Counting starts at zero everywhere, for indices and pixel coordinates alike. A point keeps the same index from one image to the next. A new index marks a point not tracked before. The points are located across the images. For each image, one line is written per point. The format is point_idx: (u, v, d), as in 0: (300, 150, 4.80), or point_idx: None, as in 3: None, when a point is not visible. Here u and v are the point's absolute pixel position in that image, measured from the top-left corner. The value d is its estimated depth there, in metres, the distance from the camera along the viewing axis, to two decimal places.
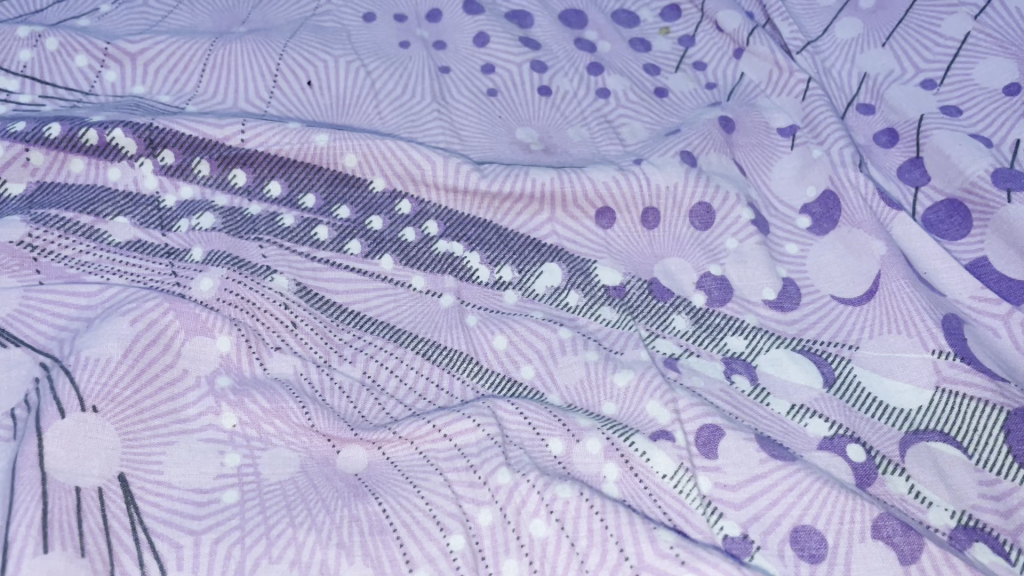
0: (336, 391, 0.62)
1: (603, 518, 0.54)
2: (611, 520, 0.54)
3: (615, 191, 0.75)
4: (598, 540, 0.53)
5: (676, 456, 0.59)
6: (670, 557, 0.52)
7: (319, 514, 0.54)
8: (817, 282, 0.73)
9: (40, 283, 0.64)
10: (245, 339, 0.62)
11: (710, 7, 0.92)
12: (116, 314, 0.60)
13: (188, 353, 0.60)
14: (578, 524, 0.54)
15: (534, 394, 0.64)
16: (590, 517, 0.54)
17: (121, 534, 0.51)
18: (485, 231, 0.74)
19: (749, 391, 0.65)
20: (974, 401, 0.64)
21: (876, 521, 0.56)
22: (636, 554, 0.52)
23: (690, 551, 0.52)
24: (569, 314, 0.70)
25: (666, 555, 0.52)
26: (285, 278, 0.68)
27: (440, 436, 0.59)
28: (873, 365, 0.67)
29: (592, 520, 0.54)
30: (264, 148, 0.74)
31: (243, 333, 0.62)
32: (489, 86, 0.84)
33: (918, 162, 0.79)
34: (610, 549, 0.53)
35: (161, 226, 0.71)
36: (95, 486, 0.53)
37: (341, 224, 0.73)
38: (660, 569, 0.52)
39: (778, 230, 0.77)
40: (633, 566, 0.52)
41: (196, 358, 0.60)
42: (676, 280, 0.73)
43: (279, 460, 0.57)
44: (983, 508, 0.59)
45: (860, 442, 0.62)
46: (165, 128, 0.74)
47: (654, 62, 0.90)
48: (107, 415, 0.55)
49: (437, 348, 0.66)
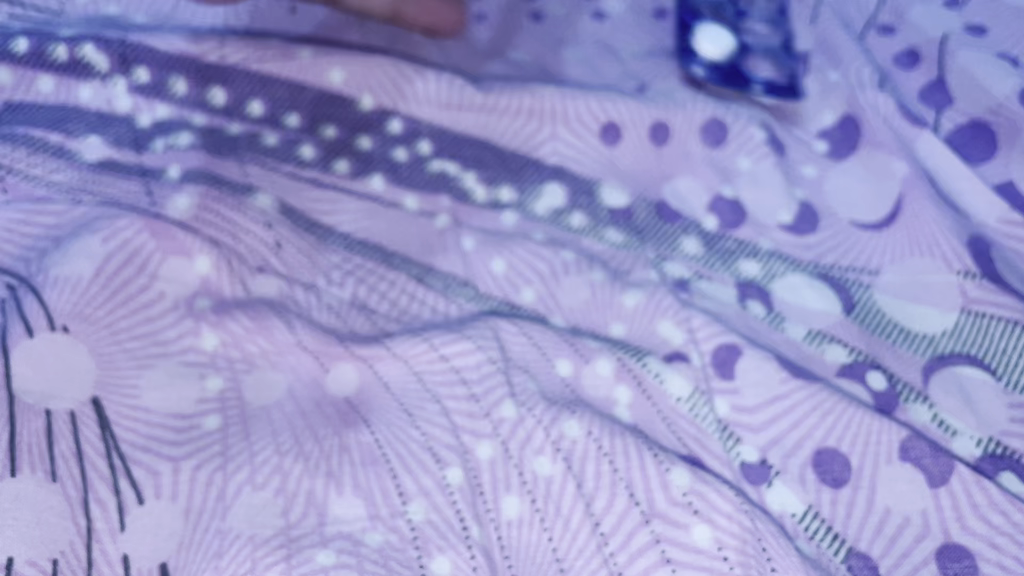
0: (326, 311, 0.61)
1: (612, 461, 0.51)
2: (621, 463, 0.51)
3: (620, 109, 0.71)
4: (607, 483, 0.50)
5: (692, 379, 0.56)
6: (683, 505, 0.49)
7: (335, 455, 0.51)
8: (833, 204, 0.68)
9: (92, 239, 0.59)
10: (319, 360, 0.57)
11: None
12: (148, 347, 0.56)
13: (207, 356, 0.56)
14: (585, 466, 0.51)
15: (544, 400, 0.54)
16: (598, 459, 0.51)
17: (98, 484, 0.48)
18: (480, 150, 0.71)
19: (805, 336, 0.60)
20: (1002, 321, 0.59)
21: (903, 442, 0.52)
22: (647, 501, 0.49)
23: (705, 499, 0.49)
24: (564, 269, 0.63)
25: (678, 503, 0.49)
26: (268, 199, 0.66)
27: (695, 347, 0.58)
28: (898, 291, 0.62)
29: (600, 462, 0.51)
30: (245, 65, 0.71)
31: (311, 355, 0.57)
32: (478, 9, 0.82)
33: (941, 85, 0.74)
34: (620, 493, 0.50)
35: (137, 147, 0.67)
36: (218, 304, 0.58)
37: (329, 144, 0.70)
38: (673, 519, 0.49)
39: (796, 152, 0.71)
40: (644, 513, 0.49)
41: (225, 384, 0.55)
42: (686, 202, 0.69)
43: (265, 384, 0.55)
44: (1012, 432, 0.55)
45: (881, 369, 0.58)
46: (139, 46, 0.70)
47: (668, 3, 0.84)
48: (81, 337, 0.54)
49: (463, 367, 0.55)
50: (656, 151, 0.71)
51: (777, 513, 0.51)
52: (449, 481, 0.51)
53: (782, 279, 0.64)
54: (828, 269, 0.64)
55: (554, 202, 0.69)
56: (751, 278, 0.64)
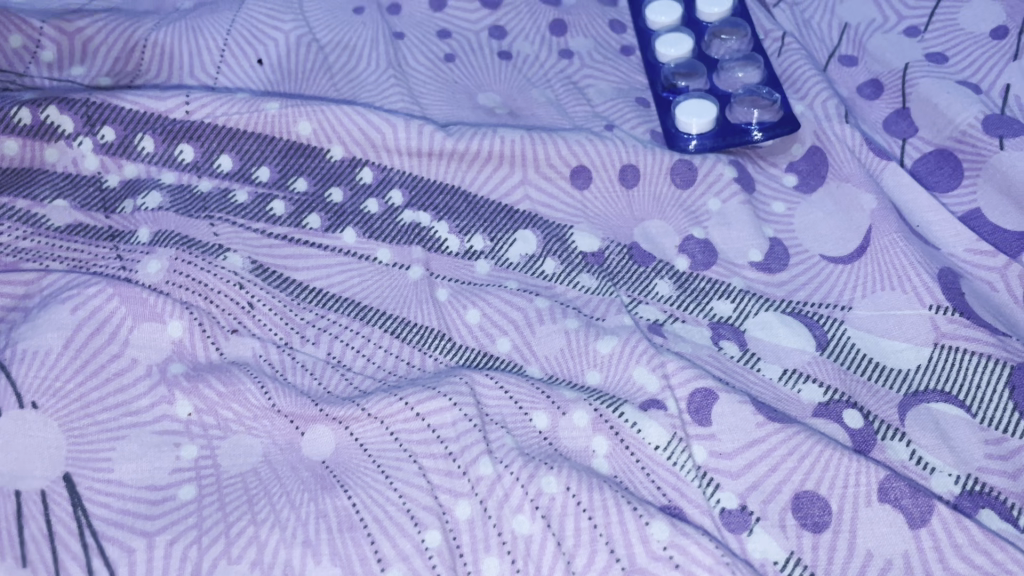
0: (299, 371, 0.59)
1: (591, 517, 0.51)
2: (600, 518, 0.51)
3: (590, 152, 0.72)
4: (586, 539, 0.50)
5: (669, 426, 0.56)
6: (664, 559, 0.49)
7: (310, 522, 0.51)
8: (805, 241, 0.69)
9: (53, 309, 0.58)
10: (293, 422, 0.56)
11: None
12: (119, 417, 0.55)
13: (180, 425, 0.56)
14: (564, 522, 0.51)
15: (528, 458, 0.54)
16: (576, 515, 0.51)
17: (70, 564, 0.49)
18: (452, 199, 0.71)
19: (779, 376, 0.60)
20: (976, 356, 0.59)
21: (881, 484, 0.52)
22: (627, 556, 0.49)
23: (684, 551, 0.49)
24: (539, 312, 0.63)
25: (659, 556, 0.49)
26: (239, 257, 0.65)
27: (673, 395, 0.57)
28: (867, 326, 0.63)
29: (578, 518, 0.51)
30: (212, 119, 0.70)
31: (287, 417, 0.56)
32: (446, 52, 0.83)
33: (904, 113, 0.76)
34: (600, 549, 0.50)
35: (105, 209, 0.67)
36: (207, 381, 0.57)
37: (299, 198, 0.69)
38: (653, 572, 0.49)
39: (764, 189, 0.73)
40: (625, 569, 0.49)
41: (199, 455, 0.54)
42: (657, 244, 0.69)
43: (240, 448, 0.55)
44: (990, 470, 0.55)
45: (857, 407, 0.58)
46: (103, 104, 0.69)
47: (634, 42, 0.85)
48: (51, 413, 0.54)
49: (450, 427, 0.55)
50: (627, 193, 0.71)
51: (758, 562, 0.51)
52: (426, 544, 0.50)
53: (755, 317, 0.64)
54: (799, 306, 0.65)
55: (528, 250, 0.69)
56: (724, 318, 0.65)
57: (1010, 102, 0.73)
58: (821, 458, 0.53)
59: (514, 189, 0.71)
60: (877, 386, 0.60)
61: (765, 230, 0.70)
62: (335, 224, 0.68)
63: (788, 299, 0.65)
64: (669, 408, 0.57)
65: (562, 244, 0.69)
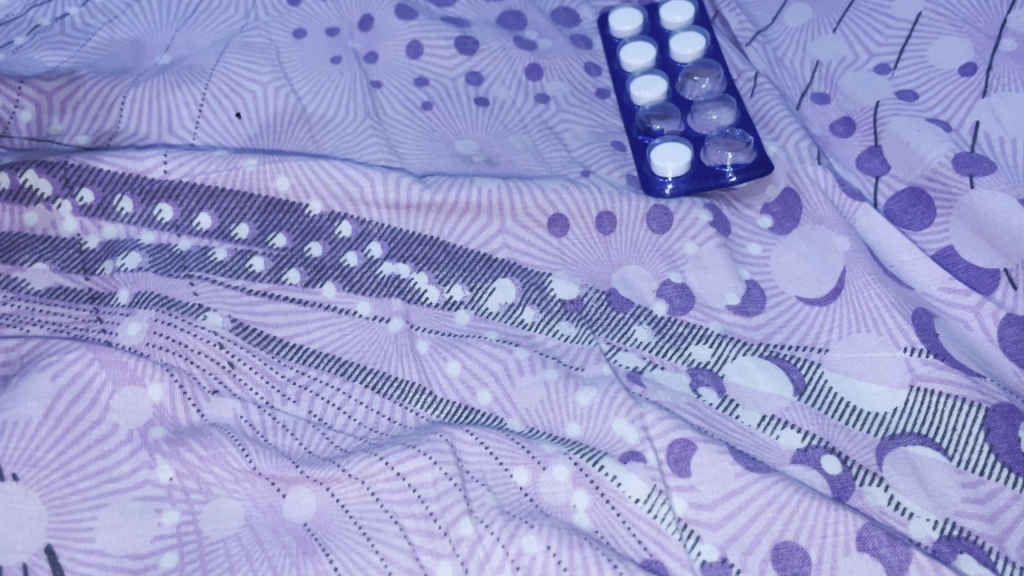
0: (280, 431, 0.59)
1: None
2: None
3: (566, 200, 0.72)
4: None
5: (649, 478, 0.57)
6: None
7: None
8: (782, 283, 0.70)
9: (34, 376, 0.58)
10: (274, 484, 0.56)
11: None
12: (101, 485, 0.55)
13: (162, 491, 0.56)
14: None
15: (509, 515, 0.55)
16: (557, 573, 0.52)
17: None
18: (431, 250, 0.71)
19: (757, 423, 0.61)
20: (951, 398, 0.60)
21: (860, 532, 0.53)
22: None
23: None
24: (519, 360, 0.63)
25: None
26: (219, 316, 0.65)
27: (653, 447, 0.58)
28: (844, 369, 0.63)
29: None
30: (189, 178, 0.71)
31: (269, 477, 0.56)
32: (423, 99, 0.83)
33: (877, 151, 0.77)
34: None
35: (85, 271, 0.68)
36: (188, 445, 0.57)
37: (278, 254, 0.70)
38: None
39: (740, 231, 0.73)
40: None
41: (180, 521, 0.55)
42: (635, 289, 0.70)
43: (222, 512, 0.55)
44: (967, 514, 0.55)
45: (835, 452, 0.59)
46: (81, 166, 0.71)
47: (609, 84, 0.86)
48: (32, 484, 0.54)
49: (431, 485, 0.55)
50: (604, 239, 0.72)
51: None
52: None
53: (733, 362, 0.65)
54: (776, 349, 0.65)
55: (508, 298, 0.69)
56: (703, 363, 0.65)
57: (980, 140, 0.74)
58: (798, 509, 0.54)
59: (493, 237, 0.72)
60: (856, 431, 0.60)
61: (742, 273, 0.70)
62: (314, 278, 0.69)
63: (766, 343, 0.66)
64: (649, 460, 0.57)
65: (543, 293, 0.69)
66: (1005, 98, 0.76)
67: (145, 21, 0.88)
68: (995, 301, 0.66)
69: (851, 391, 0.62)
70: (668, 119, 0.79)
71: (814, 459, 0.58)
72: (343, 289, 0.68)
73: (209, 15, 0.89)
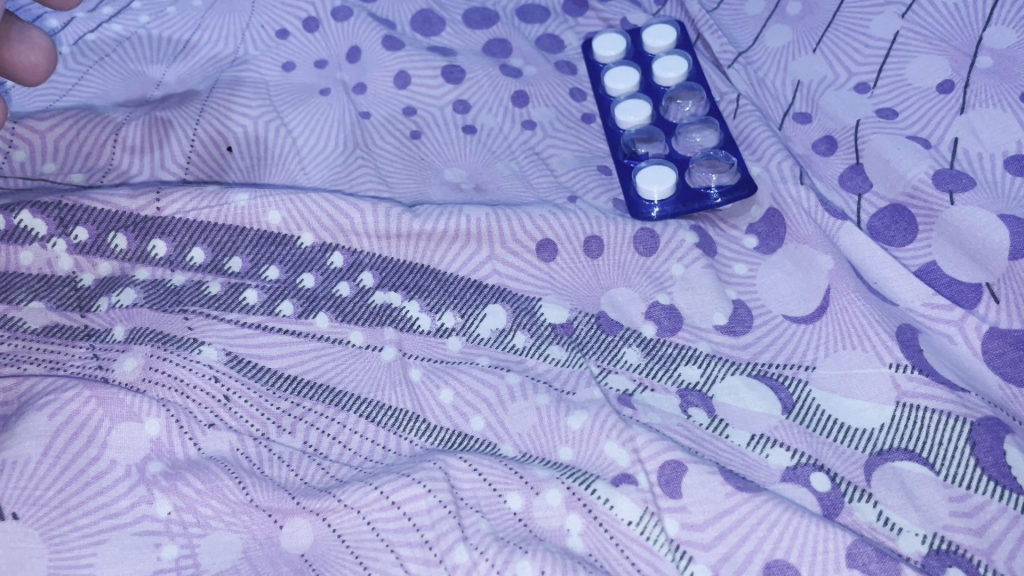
0: (276, 463, 0.60)
1: None
2: None
3: (554, 224, 0.73)
4: None
5: (641, 501, 0.57)
6: None
7: None
8: (769, 302, 0.71)
9: (28, 414, 0.59)
10: (271, 516, 0.57)
11: (618, 19, 0.94)
12: (99, 522, 0.56)
13: (159, 526, 0.56)
14: None
15: (502, 541, 0.55)
16: None
17: None
18: (423, 278, 0.72)
19: (746, 442, 0.62)
20: (936, 412, 0.61)
21: (849, 549, 0.54)
22: None
23: None
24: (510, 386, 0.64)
25: None
26: (214, 349, 0.66)
27: (644, 469, 0.59)
28: (831, 386, 0.64)
29: None
30: (182, 214, 0.72)
31: (266, 510, 0.57)
32: (411, 128, 0.84)
33: (858, 169, 0.78)
34: None
35: (80, 308, 0.69)
36: (185, 478, 0.58)
37: (271, 286, 0.71)
38: None
39: (725, 252, 0.75)
40: None
41: (177, 554, 0.55)
42: (624, 312, 0.71)
43: (219, 546, 0.56)
44: (955, 528, 0.56)
45: (824, 469, 0.60)
46: (75, 205, 0.72)
47: (594, 109, 0.87)
48: (31, 522, 0.55)
49: (425, 514, 0.56)
50: (592, 263, 0.73)
51: None
52: None
53: (721, 381, 0.66)
54: (764, 368, 0.66)
55: (499, 324, 0.70)
56: (692, 384, 0.66)
57: (959, 156, 0.75)
58: (789, 529, 0.55)
59: (483, 263, 0.73)
60: (843, 447, 0.61)
61: (728, 292, 0.71)
62: (307, 309, 0.70)
63: (753, 362, 0.67)
64: (640, 482, 0.58)
65: (534, 318, 0.70)
66: (982, 113, 0.77)
67: (136, 58, 0.89)
68: (977, 315, 0.67)
69: (839, 410, 0.63)
70: (653, 142, 0.80)
71: (802, 477, 0.59)
72: (336, 318, 0.69)
73: (199, 51, 0.90)
